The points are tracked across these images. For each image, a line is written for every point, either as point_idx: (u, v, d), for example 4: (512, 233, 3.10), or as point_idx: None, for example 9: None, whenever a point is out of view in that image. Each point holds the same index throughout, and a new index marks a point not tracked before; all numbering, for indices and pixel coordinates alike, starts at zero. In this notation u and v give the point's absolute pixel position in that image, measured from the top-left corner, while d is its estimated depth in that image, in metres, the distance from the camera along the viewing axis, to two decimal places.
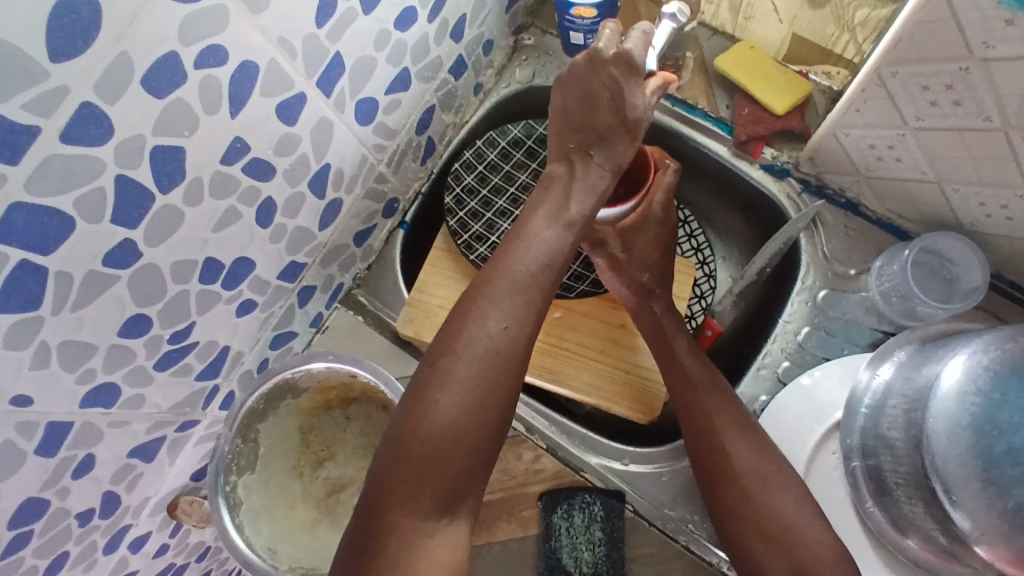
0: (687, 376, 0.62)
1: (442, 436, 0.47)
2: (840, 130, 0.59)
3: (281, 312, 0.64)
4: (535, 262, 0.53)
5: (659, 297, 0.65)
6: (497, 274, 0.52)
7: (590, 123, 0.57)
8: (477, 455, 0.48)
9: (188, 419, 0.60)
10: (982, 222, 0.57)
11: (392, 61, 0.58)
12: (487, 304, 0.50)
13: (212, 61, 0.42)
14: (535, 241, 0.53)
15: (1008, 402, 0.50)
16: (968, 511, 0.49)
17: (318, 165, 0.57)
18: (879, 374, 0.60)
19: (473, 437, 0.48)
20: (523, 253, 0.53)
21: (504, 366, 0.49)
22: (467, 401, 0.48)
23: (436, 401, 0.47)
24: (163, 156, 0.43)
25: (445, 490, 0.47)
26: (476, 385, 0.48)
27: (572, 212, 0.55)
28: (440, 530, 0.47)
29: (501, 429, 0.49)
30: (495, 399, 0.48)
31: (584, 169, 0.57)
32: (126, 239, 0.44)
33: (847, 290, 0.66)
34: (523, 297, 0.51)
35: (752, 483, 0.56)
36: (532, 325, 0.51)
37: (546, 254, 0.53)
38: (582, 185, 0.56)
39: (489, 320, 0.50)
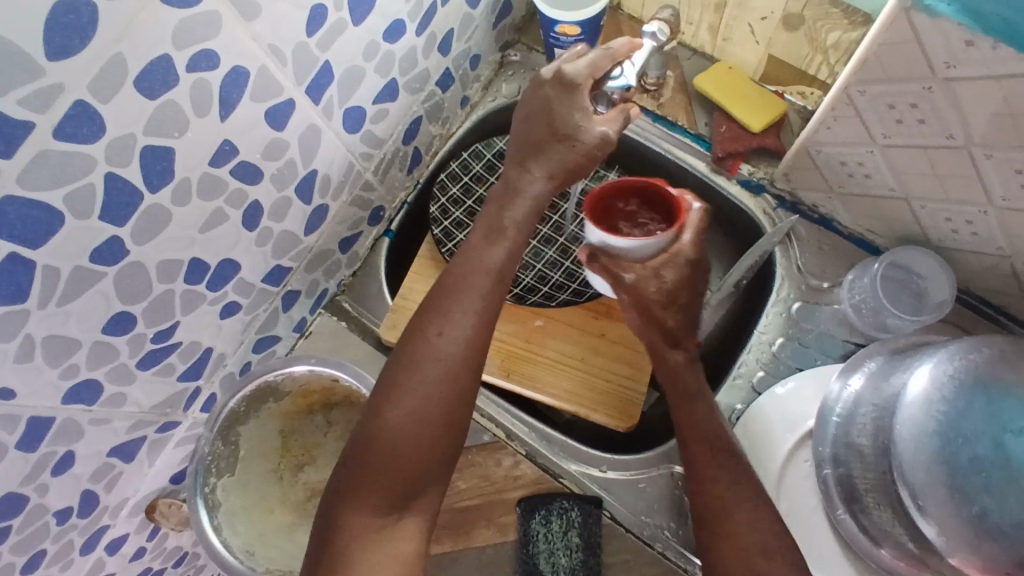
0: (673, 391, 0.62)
1: (389, 440, 0.51)
2: (813, 147, 0.61)
3: (265, 315, 0.65)
4: (479, 274, 0.56)
5: (683, 347, 0.65)
6: (445, 288, 0.56)
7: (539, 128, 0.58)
8: (427, 455, 0.52)
9: (169, 420, 0.60)
10: (948, 237, 0.59)
11: (380, 72, 0.60)
12: (434, 317, 0.54)
13: (204, 65, 0.43)
14: (479, 255, 0.57)
15: (971, 411, 0.52)
16: (934, 518, 0.51)
17: (306, 171, 0.58)
18: (850, 384, 0.61)
19: (421, 438, 0.51)
20: (468, 268, 0.56)
21: (447, 373, 0.53)
22: (411, 408, 0.52)
23: (385, 409, 0.52)
24: (154, 155, 0.44)
25: (397, 488, 0.51)
26: (420, 391, 0.52)
27: (507, 222, 0.58)
28: (392, 527, 0.51)
29: (449, 432, 0.53)
30: (438, 401, 0.52)
31: (518, 179, 0.58)
32: (115, 235, 0.45)
33: (820, 303, 0.68)
34: (466, 307, 0.54)
35: (714, 483, 0.56)
36: (478, 333, 0.54)
37: (490, 266, 0.56)
38: (513, 192, 0.58)
39: (434, 332, 0.54)
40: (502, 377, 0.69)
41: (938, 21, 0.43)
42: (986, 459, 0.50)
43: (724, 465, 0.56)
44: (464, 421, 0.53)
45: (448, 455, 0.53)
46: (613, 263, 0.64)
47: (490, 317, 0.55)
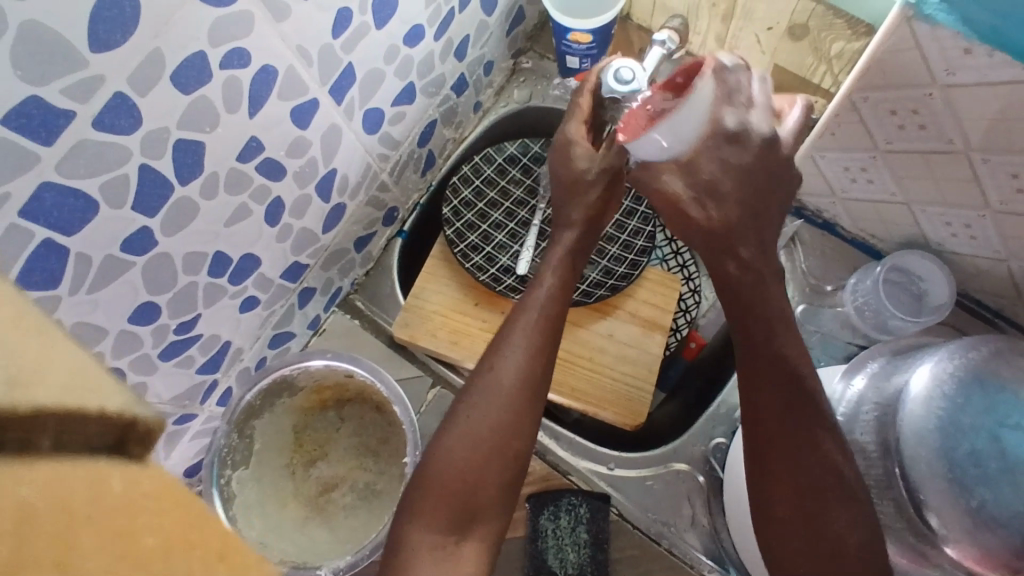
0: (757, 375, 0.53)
1: (453, 473, 0.53)
2: (817, 153, 0.63)
3: (282, 311, 0.66)
4: (536, 307, 0.58)
5: (746, 243, 0.52)
6: (505, 323, 0.58)
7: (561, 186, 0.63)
8: (491, 484, 0.53)
9: (186, 412, 0.62)
10: (948, 241, 0.61)
11: (399, 75, 0.62)
12: (493, 350, 0.57)
13: (236, 63, 0.45)
14: (534, 293, 0.58)
15: (969, 405, 0.53)
16: (936, 511, 0.51)
17: (325, 170, 0.60)
18: (853, 384, 0.63)
19: (484, 469, 0.53)
20: (525, 304, 0.58)
21: (508, 407, 0.54)
22: (467, 436, 0.53)
23: (446, 436, 0.54)
24: (185, 150, 0.45)
25: (455, 512, 0.52)
26: (481, 423, 0.54)
27: (542, 263, 0.61)
28: (450, 550, 0.52)
29: (506, 462, 0.54)
30: (499, 433, 0.54)
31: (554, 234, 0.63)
32: (145, 226, 0.46)
33: (823, 305, 0.70)
34: (523, 341, 0.56)
35: (790, 499, 0.50)
36: (536, 364, 0.56)
37: (547, 301, 0.58)
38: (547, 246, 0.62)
39: (491, 363, 0.56)
40: None
41: (936, 29, 0.45)
42: (985, 451, 0.51)
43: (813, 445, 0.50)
44: (524, 450, 0.55)
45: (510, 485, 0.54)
46: (645, 174, 0.53)
47: (547, 350, 0.57)
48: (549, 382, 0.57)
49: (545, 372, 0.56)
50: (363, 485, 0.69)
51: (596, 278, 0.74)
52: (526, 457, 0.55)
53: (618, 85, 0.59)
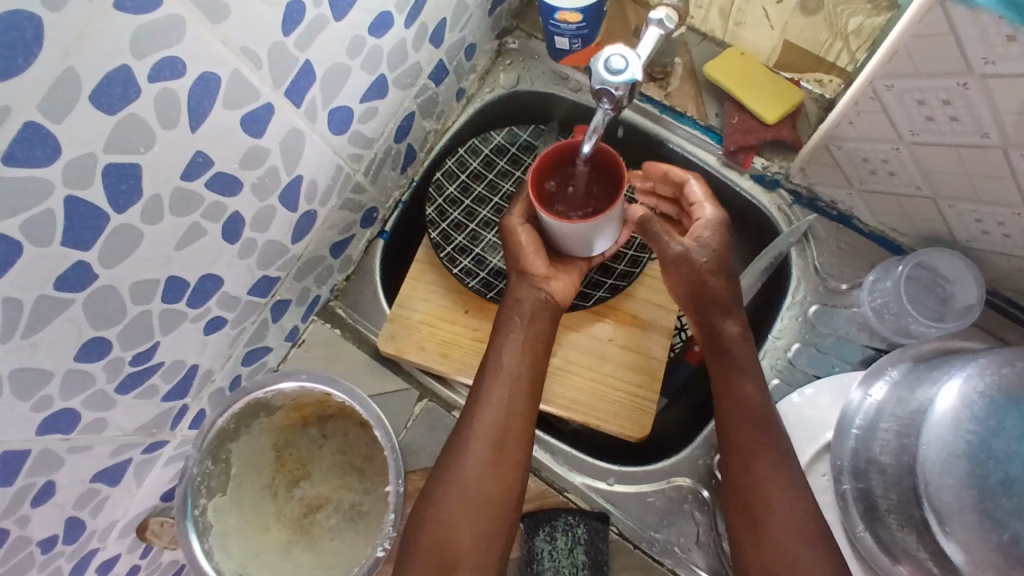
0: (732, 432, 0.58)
1: (435, 545, 0.54)
2: (834, 142, 0.57)
3: (254, 327, 0.62)
4: (506, 371, 0.59)
5: (734, 317, 0.61)
6: (477, 388, 0.59)
7: (515, 264, 0.64)
8: (476, 557, 0.54)
9: (156, 439, 0.58)
10: (978, 239, 0.55)
11: (367, 68, 0.56)
12: (466, 416, 0.58)
13: (168, 74, 0.40)
14: (502, 360, 0.60)
15: (1004, 429, 0.48)
16: (960, 542, 0.48)
17: (289, 177, 0.54)
18: (872, 394, 0.58)
19: (465, 542, 0.54)
20: (492, 368, 0.60)
21: (484, 478, 0.56)
22: (447, 505, 0.55)
23: (427, 505, 0.56)
24: (119, 174, 0.40)
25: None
26: (460, 498, 0.55)
27: (508, 323, 0.61)
28: None
29: (490, 525, 0.55)
30: (475, 496, 0.55)
31: (517, 293, 0.63)
32: (81, 260, 0.41)
33: (838, 306, 0.64)
34: (495, 402, 0.58)
35: (777, 548, 0.53)
36: (510, 433, 0.57)
37: (515, 366, 0.60)
38: (511, 300, 0.62)
39: (466, 431, 0.58)
40: None
41: (977, 13, 0.39)
42: (1019, 481, 0.46)
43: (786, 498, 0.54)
44: (508, 519, 0.56)
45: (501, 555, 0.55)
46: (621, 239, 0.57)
47: (516, 413, 0.58)
48: (523, 439, 0.58)
49: (520, 442, 0.58)
50: (349, 505, 0.65)
51: (594, 279, 0.70)
52: (511, 527, 0.56)
53: (611, 74, 0.52)
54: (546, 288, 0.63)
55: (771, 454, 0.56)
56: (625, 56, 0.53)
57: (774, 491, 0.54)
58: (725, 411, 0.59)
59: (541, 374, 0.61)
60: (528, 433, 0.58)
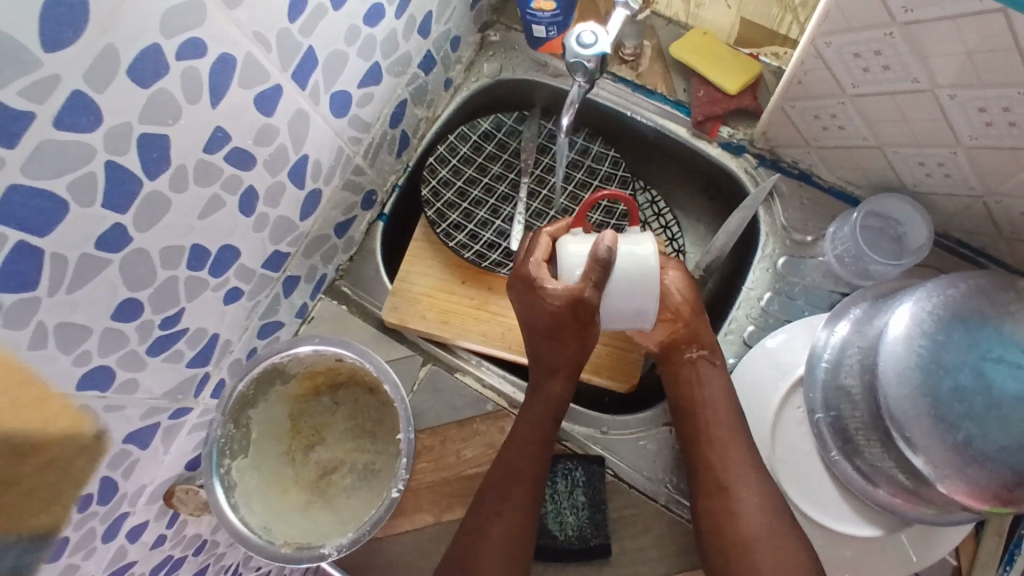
0: (711, 444, 0.61)
1: None
2: (787, 103, 0.63)
3: (267, 301, 0.67)
4: (526, 455, 0.63)
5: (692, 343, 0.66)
6: (497, 473, 0.63)
7: (535, 349, 0.64)
8: None
9: (180, 406, 0.62)
10: (923, 182, 0.61)
11: (363, 56, 0.62)
12: (494, 492, 0.62)
13: (192, 54, 0.45)
14: (524, 462, 0.62)
15: (951, 342, 0.53)
16: (927, 455, 0.52)
17: (297, 156, 0.60)
18: (836, 331, 0.63)
19: None
20: (513, 453, 0.63)
21: (507, 525, 0.60)
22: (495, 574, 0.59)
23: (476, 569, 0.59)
24: (149, 144, 0.46)
25: None
26: (490, 544, 0.60)
27: (552, 425, 0.64)
28: None
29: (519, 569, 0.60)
30: (508, 554, 0.60)
31: (551, 387, 0.65)
32: (118, 223, 0.46)
33: (805, 257, 0.70)
34: (519, 487, 0.62)
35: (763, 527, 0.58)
36: (526, 496, 0.61)
37: (536, 446, 0.63)
38: (544, 399, 0.64)
39: (501, 505, 0.61)
40: (494, 344, 0.71)
41: None
42: (968, 388, 0.51)
43: (757, 504, 0.59)
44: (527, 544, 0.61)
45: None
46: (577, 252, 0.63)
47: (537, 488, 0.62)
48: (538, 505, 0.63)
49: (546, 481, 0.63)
50: (362, 465, 0.70)
51: None
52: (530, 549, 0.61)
53: (581, 49, 0.58)
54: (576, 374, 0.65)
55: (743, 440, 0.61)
56: (592, 32, 0.59)
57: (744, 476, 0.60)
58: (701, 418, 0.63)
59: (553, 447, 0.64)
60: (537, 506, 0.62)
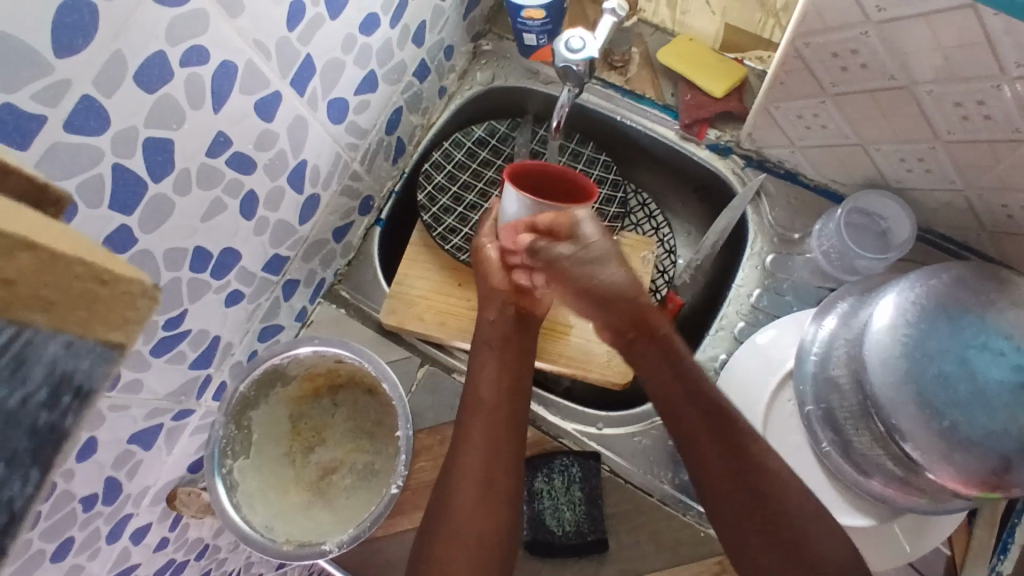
0: (734, 439, 0.58)
1: (452, 552, 0.57)
2: (771, 104, 0.65)
3: (267, 304, 0.68)
4: (500, 390, 0.63)
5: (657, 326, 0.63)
6: (472, 411, 0.63)
7: (482, 286, 0.68)
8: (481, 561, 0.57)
9: (183, 408, 0.63)
10: (905, 178, 0.63)
11: (359, 64, 0.64)
12: (470, 423, 0.62)
13: (196, 60, 0.47)
14: (479, 391, 0.63)
15: (935, 331, 0.55)
16: (915, 442, 0.52)
17: (296, 161, 0.62)
18: (824, 325, 0.64)
19: (470, 545, 0.57)
20: (476, 392, 0.64)
21: (480, 456, 0.60)
22: (468, 506, 0.58)
23: (456, 501, 0.59)
24: (155, 147, 0.47)
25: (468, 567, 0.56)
26: (467, 474, 0.59)
27: (496, 356, 0.65)
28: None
29: (500, 503, 0.59)
30: (479, 482, 0.59)
31: (494, 315, 0.66)
32: (124, 224, 0.48)
33: (793, 254, 0.72)
34: (482, 422, 0.62)
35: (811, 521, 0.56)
36: (498, 427, 0.62)
37: (506, 379, 0.64)
38: (483, 326, 0.67)
39: (473, 434, 0.61)
40: None
41: None
42: (952, 374, 0.53)
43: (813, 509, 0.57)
44: (506, 480, 0.60)
45: (508, 522, 0.59)
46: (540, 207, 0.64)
47: (510, 423, 0.62)
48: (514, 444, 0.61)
49: (509, 477, 0.60)
50: (362, 465, 0.71)
51: None
52: (506, 484, 0.60)
53: (570, 54, 0.60)
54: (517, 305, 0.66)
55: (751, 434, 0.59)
56: (581, 37, 0.61)
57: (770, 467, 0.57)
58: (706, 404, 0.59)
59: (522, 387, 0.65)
60: (514, 453, 0.61)
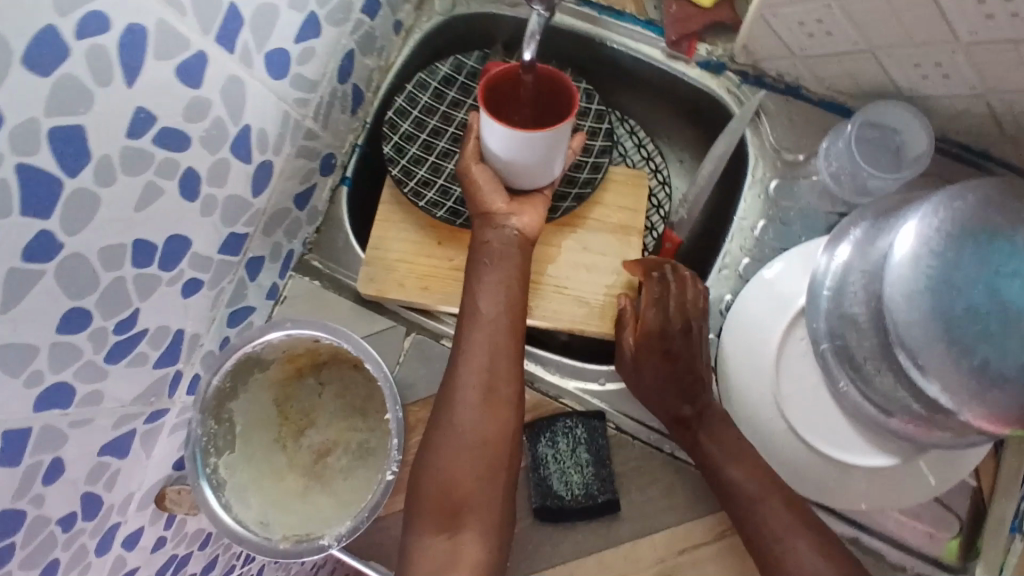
0: (732, 464, 0.58)
1: (442, 488, 0.54)
2: (768, 11, 0.57)
3: (232, 287, 0.63)
4: (498, 305, 0.59)
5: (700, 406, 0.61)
6: (468, 326, 0.58)
7: (472, 205, 0.62)
8: (482, 494, 0.55)
9: (155, 409, 0.59)
10: (919, 85, 0.57)
11: (296, 6, 0.55)
12: (470, 333, 0.58)
13: (95, 28, 0.40)
14: (479, 305, 0.59)
15: (963, 258, 0.50)
16: (936, 375, 0.48)
17: (237, 128, 0.54)
18: (837, 256, 0.59)
19: (469, 479, 0.55)
20: (473, 310, 0.59)
21: (484, 372, 0.57)
22: (475, 422, 0.56)
23: (455, 419, 0.56)
24: (65, 137, 0.41)
25: (468, 501, 0.54)
26: (469, 390, 0.56)
27: (494, 275, 0.59)
28: (455, 543, 0.53)
29: (507, 416, 0.57)
30: (485, 400, 0.56)
31: (491, 233, 0.61)
32: (44, 230, 0.41)
33: (798, 177, 0.66)
34: (485, 339, 0.58)
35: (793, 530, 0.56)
36: (501, 342, 0.58)
37: (505, 294, 0.59)
38: (478, 243, 0.61)
39: (475, 346, 0.58)
40: None
41: None
42: (983, 306, 0.49)
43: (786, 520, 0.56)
44: (508, 394, 0.57)
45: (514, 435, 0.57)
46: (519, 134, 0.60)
47: (512, 336, 0.58)
48: (518, 357, 0.58)
49: (513, 386, 0.58)
50: (357, 445, 0.68)
51: (559, 191, 0.69)
52: (513, 399, 0.57)
53: None
54: (513, 222, 0.61)
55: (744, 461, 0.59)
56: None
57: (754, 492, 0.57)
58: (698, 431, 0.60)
59: (521, 300, 0.60)
60: (516, 371, 0.58)
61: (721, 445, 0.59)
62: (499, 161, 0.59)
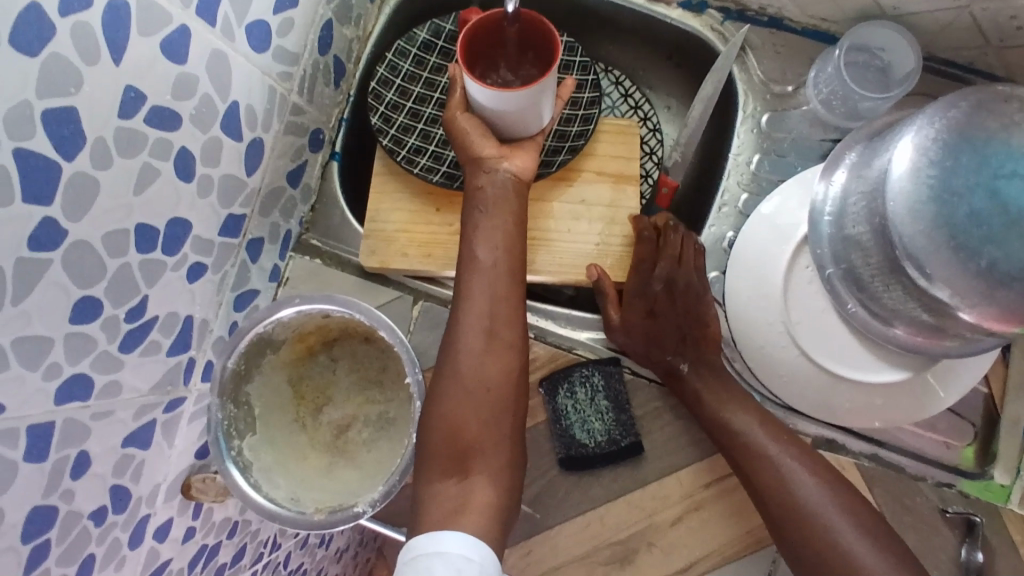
0: (742, 410, 0.60)
1: (450, 432, 0.54)
2: None
3: (235, 270, 0.62)
4: (495, 249, 0.58)
5: (688, 356, 0.63)
6: (465, 272, 0.58)
7: (464, 154, 0.62)
8: (488, 438, 0.54)
9: (173, 398, 0.58)
10: (904, 3, 0.56)
11: None
12: (468, 278, 0.57)
13: (77, 5, 0.39)
14: (475, 250, 0.58)
15: (959, 166, 0.50)
16: (945, 282, 0.49)
17: (225, 105, 0.53)
18: (834, 181, 0.59)
19: (475, 422, 0.54)
20: (469, 254, 0.58)
21: (485, 315, 0.56)
22: (480, 364, 0.55)
23: (459, 364, 0.55)
24: (56, 120, 0.40)
25: (474, 445, 0.54)
26: (471, 334, 0.56)
27: (486, 222, 0.59)
28: (463, 487, 0.52)
29: (512, 358, 0.56)
30: (488, 342, 0.56)
31: (483, 179, 0.61)
32: (45, 217, 0.41)
33: (788, 108, 0.67)
34: (484, 283, 0.57)
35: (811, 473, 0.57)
36: (500, 284, 0.57)
37: (501, 238, 0.59)
38: (471, 190, 0.61)
39: (474, 290, 0.57)
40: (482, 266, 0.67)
41: None
42: (984, 210, 0.49)
43: (803, 467, 0.57)
44: (511, 337, 0.57)
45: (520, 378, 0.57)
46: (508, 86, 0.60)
47: (512, 278, 0.58)
48: (519, 300, 0.58)
49: (515, 328, 0.57)
50: (376, 416, 0.68)
51: (552, 146, 0.69)
52: (517, 342, 0.57)
53: None
54: (505, 168, 0.61)
55: (757, 414, 0.60)
56: None
57: (769, 443, 0.58)
58: (696, 379, 0.62)
59: (517, 244, 0.59)
60: (518, 313, 0.58)
61: (727, 390, 0.61)
62: (483, 108, 0.59)
